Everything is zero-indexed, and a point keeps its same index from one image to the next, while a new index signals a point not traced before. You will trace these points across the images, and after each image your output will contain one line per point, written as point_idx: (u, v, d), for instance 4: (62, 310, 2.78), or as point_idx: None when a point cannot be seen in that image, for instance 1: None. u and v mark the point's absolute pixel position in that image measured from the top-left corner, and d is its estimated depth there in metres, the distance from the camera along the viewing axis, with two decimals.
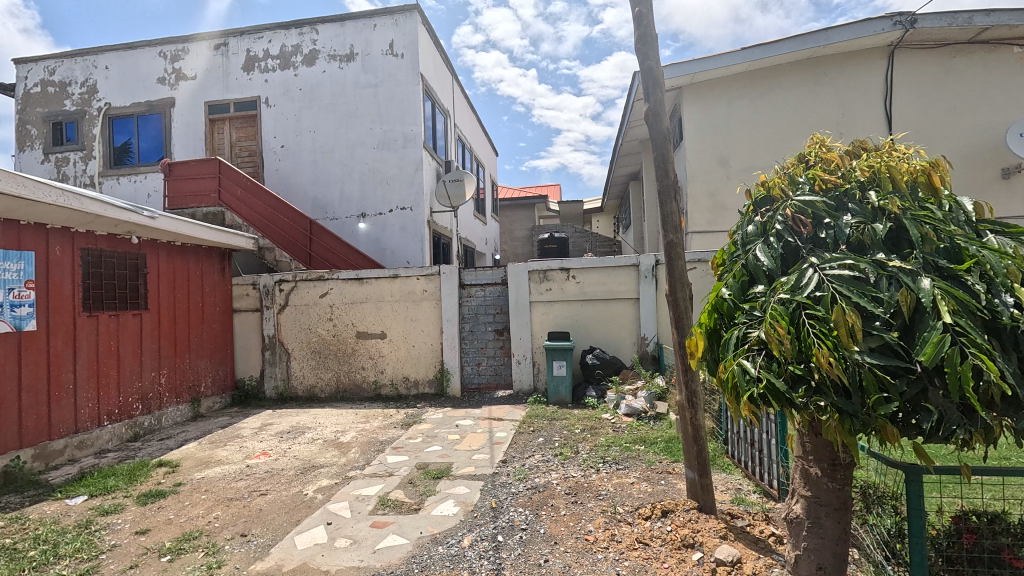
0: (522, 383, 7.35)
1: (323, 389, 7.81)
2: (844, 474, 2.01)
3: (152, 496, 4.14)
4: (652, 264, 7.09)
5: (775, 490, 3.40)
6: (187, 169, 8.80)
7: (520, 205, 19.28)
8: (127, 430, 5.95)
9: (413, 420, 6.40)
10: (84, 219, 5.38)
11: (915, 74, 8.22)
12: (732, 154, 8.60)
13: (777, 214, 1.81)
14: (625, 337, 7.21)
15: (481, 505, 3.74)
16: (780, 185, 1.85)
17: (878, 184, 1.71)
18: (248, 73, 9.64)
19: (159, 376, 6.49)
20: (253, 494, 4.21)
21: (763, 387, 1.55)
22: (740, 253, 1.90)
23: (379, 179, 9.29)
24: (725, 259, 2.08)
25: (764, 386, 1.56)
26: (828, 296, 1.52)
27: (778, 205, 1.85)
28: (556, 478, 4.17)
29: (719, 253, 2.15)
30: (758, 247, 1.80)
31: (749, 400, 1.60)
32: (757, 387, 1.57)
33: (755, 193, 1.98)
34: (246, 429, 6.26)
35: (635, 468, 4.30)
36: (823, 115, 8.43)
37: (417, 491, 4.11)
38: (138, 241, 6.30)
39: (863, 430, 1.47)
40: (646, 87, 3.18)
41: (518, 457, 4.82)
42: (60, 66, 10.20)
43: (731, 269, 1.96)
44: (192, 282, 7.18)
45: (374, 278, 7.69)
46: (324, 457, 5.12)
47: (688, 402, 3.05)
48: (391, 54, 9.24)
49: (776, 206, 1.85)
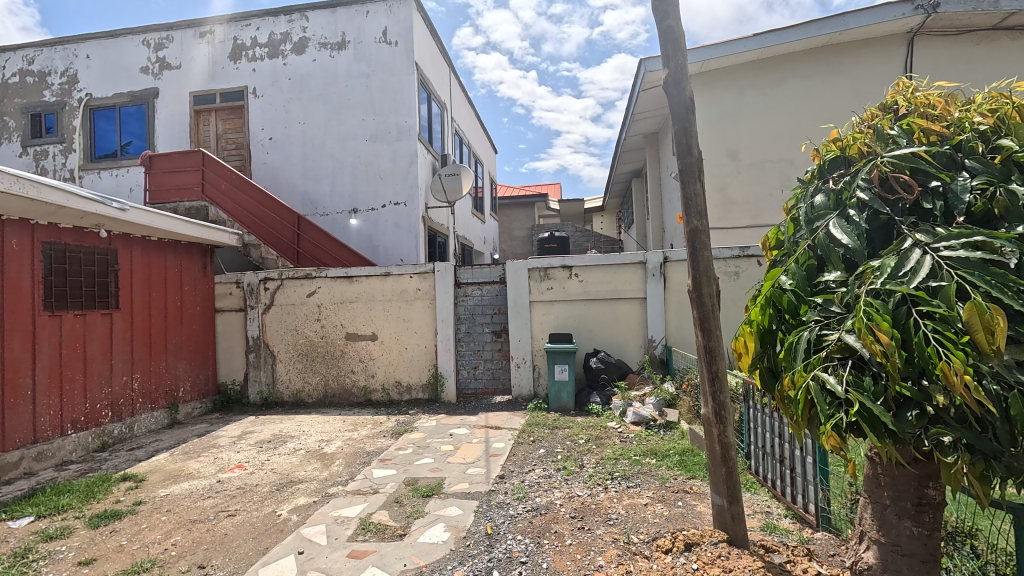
0: (522, 388, 6.91)
1: (311, 394, 7.38)
2: (933, 517, 1.58)
3: (106, 517, 3.69)
4: (660, 261, 6.66)
5: (812, 515, 2.98)
6: (170, 161, 8.40)
7: (520, 204, 18.85)
8: (94, 439, 5.49)
9: (404, 429, 5.95)
10: (45, 210, 4.93)
11: (937, 63, 7.78)
12: (743, 146, 8.19)
13: (860, 176, 1.39)
14: (631, 339, 6.77)
15: (475, 531, 3.30)
16: (865, 140, 1.43)
17: (1006, 134, 1.29)
18: (234, 62, 9.21)
19: (131, 381, 6.04)
20: (220, 515, 3.76)
21: (855, 412, 1.16)
22: (803, 232, 1.49)
23: (371, 173, 8.84)
24: (780, 241, 1.67)
25: (857, 412, 1.17)
26: (951, 286, 1.10)
27: (861, 166, 1.43)
28: (559, 497, 3.73)
29: (772, 232, 1.74)
30: (834, 223, 1.38)
31: (834, 430, 1.21)
32: (847, 415, 1.18)
33: (824, 153, 1.58)
34: (225, 438, 5.81)
35: (647, 486, 3.86)
36: (839, 104, 7.98)
37: (403, 513, 3.66)
38: (109, 236, 5.85)
39: (1006, 477, 1.10)
40: (665, 50, 2.74)
41: (516, 472, 4.37)
42: (39, 55, 9.76)
43: (789, 252, 1.55)
44: (170, 280, 6.74)
45: (365, 276, 7.26)
46: (304, 471, 4.68)
47: (716, 416, 2.61)
48: (385, 42, 8.81)
49: (859, 166, 1.43)
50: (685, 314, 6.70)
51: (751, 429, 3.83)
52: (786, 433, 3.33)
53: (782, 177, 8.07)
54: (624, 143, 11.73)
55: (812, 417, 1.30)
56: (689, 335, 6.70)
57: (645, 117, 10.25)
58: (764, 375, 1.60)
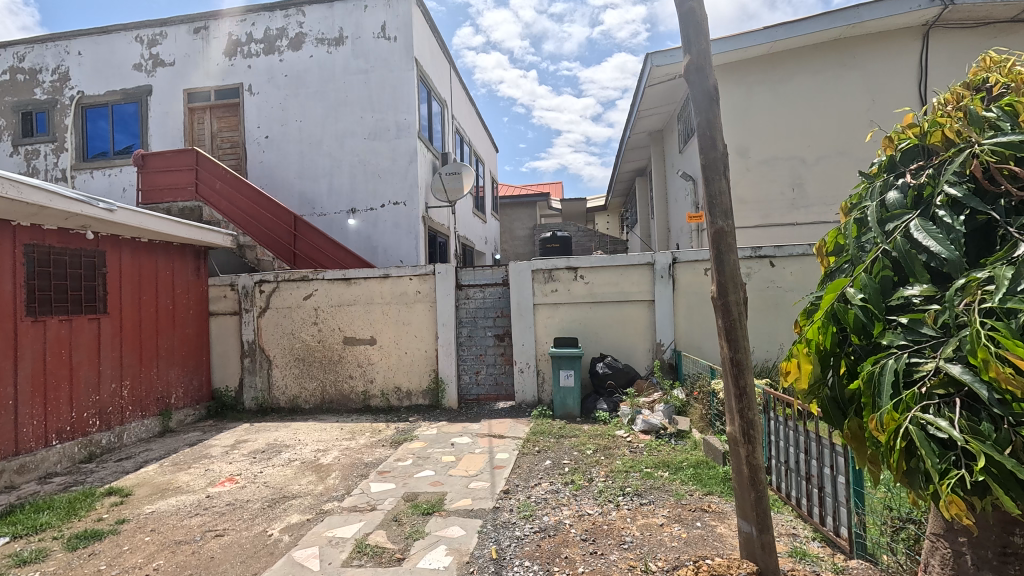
0: (525, 394, 6.67)
1: (308, 400, 7.15)
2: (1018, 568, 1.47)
3: (85, 538, 3.46)
4: (669, 262, 6.43)
5: (845, 541, 2.74)
6: (164, 160, 8.17)
7: (522, 203, 18.62)
8: (81, 450, 5.27)
9: (404, 438, 5.71)
10: (26, 211, 4.70)
11: (953, 57, 7.54)
12: (753, 144, 7.95)
13: (949, 183, 1.45)
14: (638, 343, 6.54)
15: (478, 555, 3.07)
16: (959, 122, 1.49)
17: None
18: (230, 59, 8.98)
19: (121, 388, 5.82)
20: (207, 536, 3.53)
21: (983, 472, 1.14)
22: (876, 243, 1.55)
23: (370, 172, 8.61)
24: (845, 249, 1.72)
25: (983, 469, 1.15)
26: None
27: (953, 155, 1.49)
28: (568, 516, 3.49)
29: (833, 234, 1.83)
30: (922, 235, 1.43)
31: (951, 492, 1.19)
32: (970, 471, 1.17)
33: (896, 145, 1.67)
34: (217, 448, 5.59)
35: (661, 503, 3.62)
36: (852, 100, 7.74)
37: (401, 533, 3.43)
38: (96, 238, 5.62)
39: None
40: (686, 34, 2.50)
41: (522, 487, 4.13)
42: (30, 51, 9.54)
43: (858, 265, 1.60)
44: (162, 283, 6.51)
45: (363, 278, 7.03)
46: (298, 484, 4.44)
47: (744, 436, 2.38)
48: (383, 37, 8.58)
49: (948, 161, 1.49)
50: (695, 317, 6.46)
51: (771, 443, 3.60)
52: (811, 449, 3.10)
53: (792, 175, 7.85)
54: (628, 141, 11.49)
55: (910, 464, 1.30)
56: (698, 339, 6.46)
57: (650, 114, 10.01)
58: (828, 403, 1.63)
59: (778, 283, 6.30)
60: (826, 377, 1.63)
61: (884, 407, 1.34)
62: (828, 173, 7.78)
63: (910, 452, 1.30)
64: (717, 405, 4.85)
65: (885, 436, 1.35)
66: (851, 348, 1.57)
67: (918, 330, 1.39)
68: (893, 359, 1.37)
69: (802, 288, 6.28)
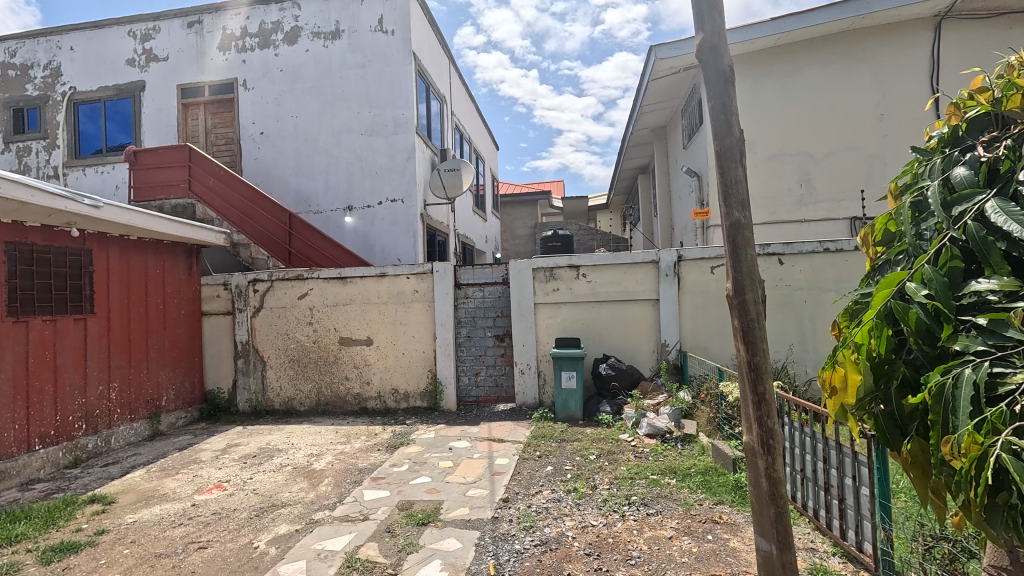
0: (526, 396, 6.48)
1: (303, 402, 6.97)
2: None
3: (60, 551, 3.28)
4: (674, 260, 6.23)
5: (869, 558, 2.55)
6: (156, 157, 8.00)
7: (522, 201, 18.42)
8: (66, 455, 5.10)
9: (400, 441, 5.53)
10: (7, 207, 4.51)
11: (966, 48, 7.32)
12: (760, 139, 7.75)
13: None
14: (642, 344, 6.34)
15: (475, 570, 2.88)
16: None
17: None
18: (224, 54, 8.80)
19: (108, 391, 5.64)
20: (189, 548, 3.34)
21: None
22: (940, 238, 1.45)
23: (367, 169, 8.42)
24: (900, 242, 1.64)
25: None
26: None
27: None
28: (570, 528, 3.30)
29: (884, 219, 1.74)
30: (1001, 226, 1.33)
31: None
32: None
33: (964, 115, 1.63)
34: (207, 453, 5.40)
35: (669, 514, 3.43)
36: (862, 93, 7.53)
37: (394, 546, 3.24)
38: (82, 235, 5.44)
39: None
40: (698, 10, 2.30)
41: (522, 495, 3.94)
42: (21, 47, 9.36)
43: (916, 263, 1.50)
44: (152, 283, 6.32)
45: (360, 276, 6.85)
46: (288, 492, 4.26)
47: (762, 446, 2.18)
48: (381, 30, 8.39)
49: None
50: (701, 317, 6.27)
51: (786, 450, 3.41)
52: (830, 457, 2.91)
53: (800, 170, 7.65)
54: (631, 137, 11.29)
55: (996, 494, 1.20)
56: (705, 339, 6.27)
57: (653, 110, 9.81)
58: (881, 419, 1.52)
59: (787, 281, 6.10)
60: (878, 389, 1.51)
61: (963, 429, 1.22)
62: (837, 169, 7.58)
63: (994, 481, 1.19)
64: (726, 409, 4.65)
65: (963, 463, 1.23)
66: (912, 355, 1.46)
67: (1000, 334, 1.28)
68: (972, 372, 1.27)
69: (813, 287, 6.07)
